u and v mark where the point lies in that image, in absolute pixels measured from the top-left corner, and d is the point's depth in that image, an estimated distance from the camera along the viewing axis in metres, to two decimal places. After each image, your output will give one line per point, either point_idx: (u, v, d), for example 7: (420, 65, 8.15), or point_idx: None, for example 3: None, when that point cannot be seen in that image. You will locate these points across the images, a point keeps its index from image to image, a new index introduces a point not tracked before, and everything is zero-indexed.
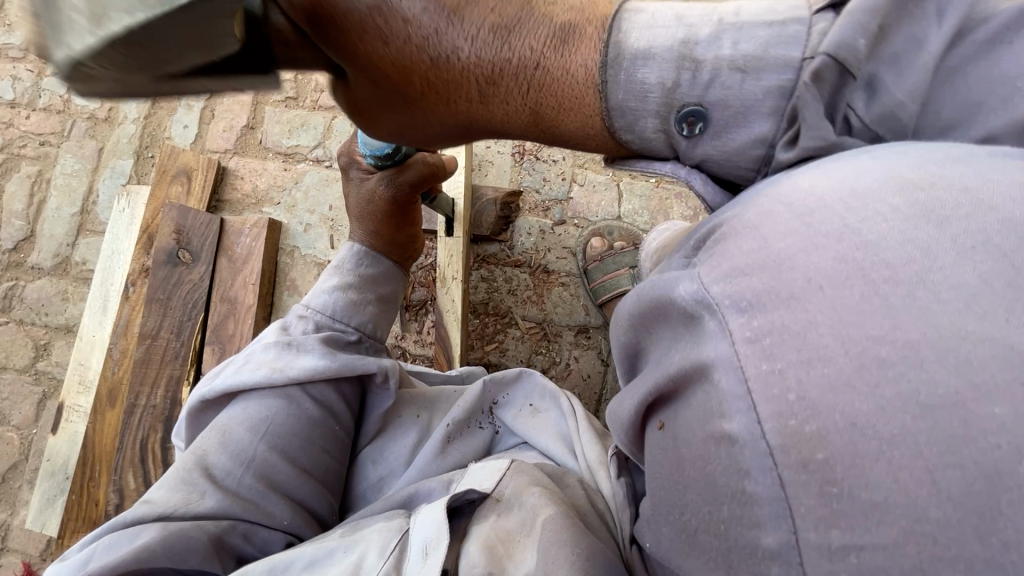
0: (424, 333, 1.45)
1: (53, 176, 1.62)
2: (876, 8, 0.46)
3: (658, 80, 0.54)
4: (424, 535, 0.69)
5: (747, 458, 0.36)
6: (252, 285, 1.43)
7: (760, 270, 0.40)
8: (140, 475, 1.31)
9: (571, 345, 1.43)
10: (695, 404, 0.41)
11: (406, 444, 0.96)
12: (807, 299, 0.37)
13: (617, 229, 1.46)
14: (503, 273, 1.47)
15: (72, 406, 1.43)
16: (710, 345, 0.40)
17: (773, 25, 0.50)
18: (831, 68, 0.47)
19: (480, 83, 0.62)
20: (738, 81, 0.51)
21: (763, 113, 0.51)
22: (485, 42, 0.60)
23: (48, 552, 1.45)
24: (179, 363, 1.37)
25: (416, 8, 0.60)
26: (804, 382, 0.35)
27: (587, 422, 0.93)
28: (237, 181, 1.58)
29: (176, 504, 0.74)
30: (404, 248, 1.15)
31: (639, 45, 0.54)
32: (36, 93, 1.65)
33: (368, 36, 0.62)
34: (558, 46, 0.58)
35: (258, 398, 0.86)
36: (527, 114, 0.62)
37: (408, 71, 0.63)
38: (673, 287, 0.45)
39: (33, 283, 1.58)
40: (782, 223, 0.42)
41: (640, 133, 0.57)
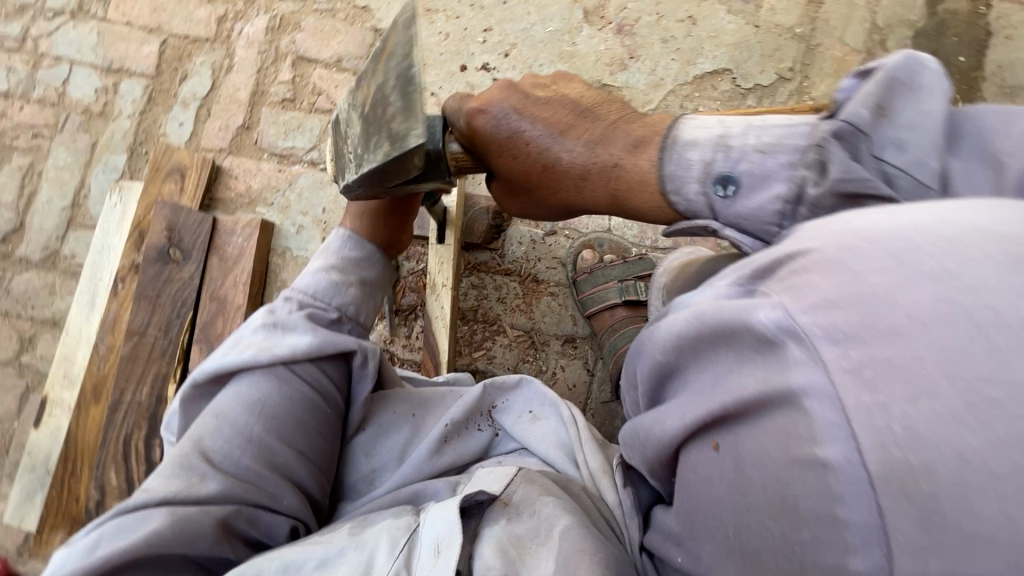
0: (413, 338, 1.46)
1: (45, 169, 1.61)
2: (874, 93, 0.64)
3: (699, 158, 0.74)
4: (436, 533, 0.71)
5: (838, 484, 0.37)
6: (243, 285, 1.44)
7: (855, 302, 0.40)
8: (123, 472, 1.31)
9: (558, 354, 1.45)
10: (775, 430, 0.42)
11: (398, 441, 0.98)
12: (908, 336, 0.37)
13: (607, 242, 1.49)
14: (492, 281, 1.48)
15: (55, 400, 1.42)
16: (798, 370, 0.41)
17: (788, 126, 0.71)
18: (846, 130, 0.64)
19: (576, 178, 0.83)
20: (760, 159, 0.70)
21: (782, 179, 0.68)
22: (582, 151, 0.82)
23: (25, 547, 1.44)
24: (165, 360, 1.37)
25: (533, 132, 0.84)
26: (910, 415, 0.35)
27: (588, 431, 0.98)
28: (230, 181, 1.59)
29: (176, 488, 0.73)
30: (394, 234, 1.12)
31: (688, 138, 0.76)
32: (30, 85, 1.64)
33: (503, 156, 0.85)
34: (633, 150, 0.79)
35: (250, 378, 0.88)
36: (607, 198, 0.83)
37: (527, 172, 0.85)
38: (751, 311, 0.45)
39: (21, 275, 1.57)
40: (873, 259, 0.42)
41: (685, 195, 0.75)
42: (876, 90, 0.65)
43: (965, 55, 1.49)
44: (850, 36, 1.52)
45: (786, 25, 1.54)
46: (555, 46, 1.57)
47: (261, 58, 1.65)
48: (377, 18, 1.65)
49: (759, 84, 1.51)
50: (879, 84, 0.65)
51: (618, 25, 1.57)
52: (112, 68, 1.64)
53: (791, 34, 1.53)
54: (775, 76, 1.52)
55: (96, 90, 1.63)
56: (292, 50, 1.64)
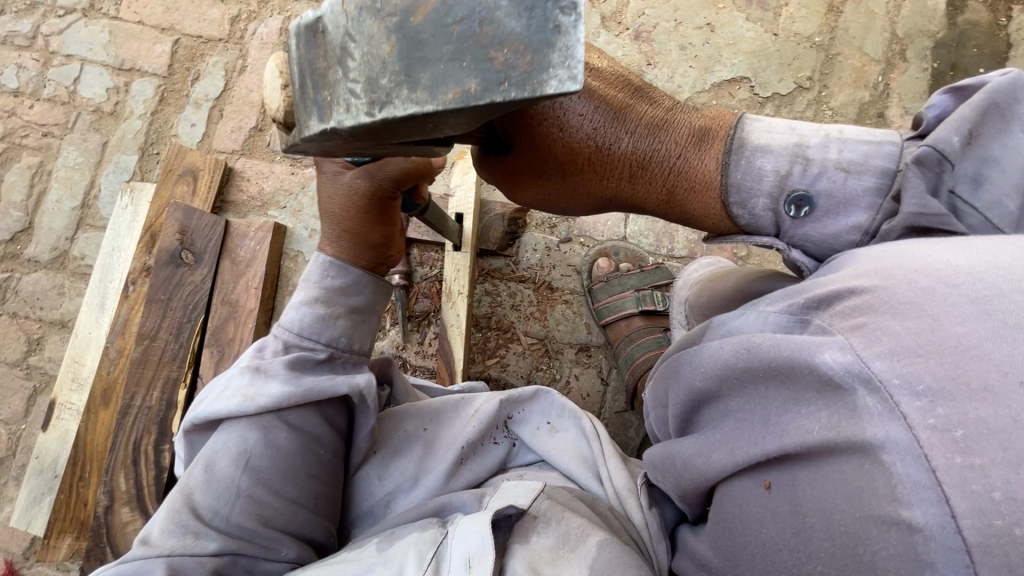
0: (426, 345, 1.45)
1: (55, 168, 1.59)
2: (967, 118, 0.62)
3: (773, 168, 0.69)
4: (467, 546, 0.70)
5: (932, 549, 0.39)
6: (255, 288, 1.43)
7: (938, 353, 0.43)
8: (132, 478, 1.29)
9: (572, 362, 1.43)
10: (847, 478, 0.45)
11: (412, 459, 0.98)
12: (1004, 396, 0.40)
13: (623, 250, 1.48)
14: (507, 288, 1.47)
15: (64, 403, 1.41)
16: (876, 423, 0.44)
17: (870, 143, 0.68)
18: (932, 156, 0.62)
19: (634, 166, 0.74)
20: (842, 178, 0.68)
21: (863, 206, 0.67)
22: (642, 136, 0.73)
23: (31, 550, 1.43)
24: (176, 364, 1.36)
25: (588, 106, 0.71)
26: (1011, 483, 0.37)
27: (611, 446, 0.97)
28: (243, 183, 1.57)
29: (173, 546, 0.74)
30: (380, 249, 1.01)
31: (760, 142, 0.70)
32: (41, 83, 1.62)
33: (548, 123, 0.70)
34: (697, 144, 0.72)
35: (239, 430, 0.84)
36: (661, 194, 0.76)
37: (575, 153, 0.73)
38: (818, 351, 0.49)
39: (29, 275, 1.55)
40: (955, 306, 0.45)
41: (751, 209, 0.71)
42: (970, 114, 0.62)
43: (984, 66, 1.48)
44: (870, 46, 1.51)
45: (805, 33, 1.53)
46: None
47: None
48: None
49: (777, 93, 1.50)
50: (975, 108, 0.62)
51: (636, 31, 1.55)
52: (123, 68, 1.63)
53: (809, 43, 1.52)
54: (793, 85, 1.51)
55: (107, 89, 1.62)
56: None
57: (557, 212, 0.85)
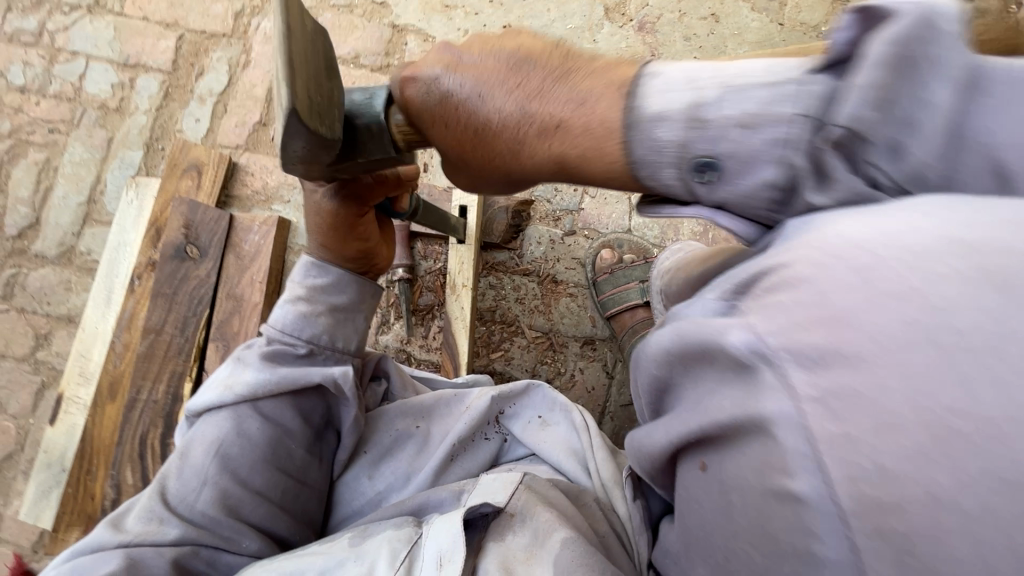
0: (430, 338, 1.45)
1: (61, 164, 1.60)
2: (877, 80, 0.48)
3: (673, 137, 0.55)
4: (439, 545, 0.71)
5: (813, 520, 0.36)
6: (259, 282, 1.43)
7: (826, 325, 0.38)
8: (139, 471, 1.30)
9: (577, 356, 1.43)
10: (751, 455, 0.41)
11: (407, 455, 0.98)
12: (874, 364, 0.35)
13: (627, 242, 1.46)
14: (511, 282, 1.46)
15: (71, 397, 1.42)
16: (773, 398, 0.39)
17: (774, 85, 0.53)
18: (845, 136, 0.49)
19: (511, 143, 0.62)
20: (745, 136, 0.53)
21: (769, 161, 0.53)
22: (518, 109, 0.61)
23: (40, 543, 1.44)
24: (182, 359, 1.36)
25: (461, 89, 0.63)
26: (878, 451, 0.34)
27: (600, 438, 0.96)
28: (247, 178, 1.58)
29: (136, 532, 0.75)
30: (360, 260, 0.99)
31: (655, 109, 0.56)
32: (47, 80, 1.63)
33: (433, 120, 0.65)
34: (582, 104, 0.59)
35: (215, 418, 0.86)
36: (552, 163, 0.61)
37: (459, 139, 0.64)
38: (723, 333, 0.43)
39: (36, 271, 1.56)
40: (840, 277, 0.39)
41: (660, 181, 0.58)
42: (874, 75, 0.48)
43: None
44: None
45: (811, 23, 1.51)
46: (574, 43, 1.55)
47: None
48: (394, 14, 1.62)
49: None
50: (881, 66, 0.48)
51: (639, 22, 1.54)
52: (128, 63, 1.63)
53: (816, 32, 1.51)
54: None
55: (112, 85, 1.62)
56: None
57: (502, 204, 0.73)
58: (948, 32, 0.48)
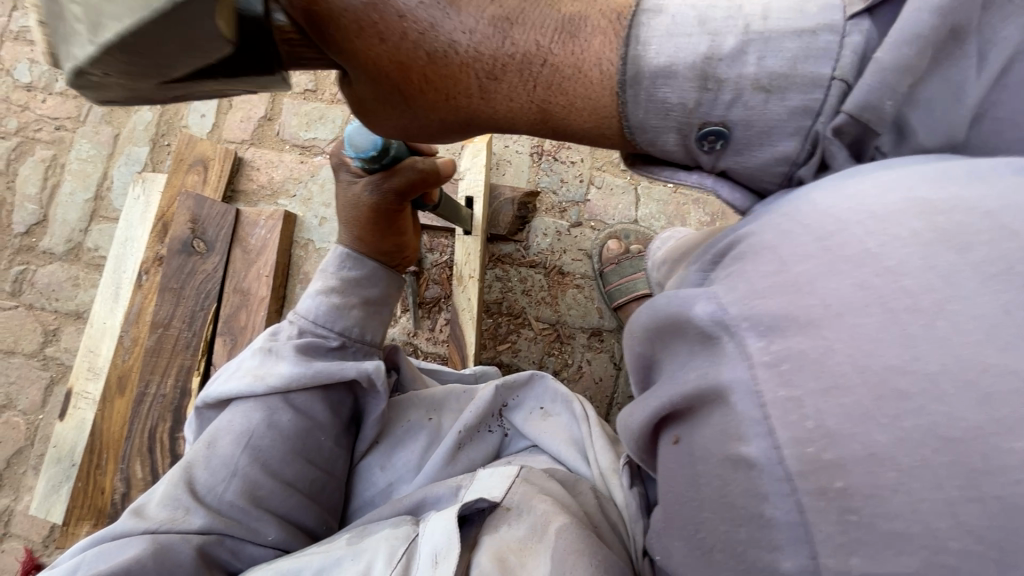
0: (436, 331, 1.44)
1: (68, 161, 1.61)
2: (905, 62, 0.46)
3: (679, 99, 0.53)
4: (434, 542, 0.71)
5: (764, 481, 0.38)
6: (266, 276, 1.43)
7: (780, 292, 0.40)
8: (148, 465, 1.30)
9: (584, 347, 1.42)
10: (712, 425, 0.42)
11: (416, 449, 0.97)
12: (823, 326, 0.37)
13: (633, 233, 1.46)
14: (518, 273, 1.46)
15: (80, 392, 1.42)
16: (728, 365, 0.41)
17: (801, 34, 0.49)
18: (852, 126, 0.49)
19: (481, 76, 0.61)
20: (761, 100, 0.51)
21: (790, 133, 0.51)
22: (486, 34, 0.60)
23: (51, 538, 1.44)
24: (190, 353, 1.36)
25: (411, 3, 0.60)
26: (822, 411, 0.36)
27: (599, 427, 0.95)
28: (252, 172, 1.58)
29: (163, 519, 0.74)
30: (392, 255, 1.09)
31: (661, 62, 0.53)
32: (53, 77, 1.64)
33: (365, 33, 0.61)
34: (568, 38, 0.58)
35: (244, 408, 0.86)
36: (533, 110, 0.61)
37: (402, 68, 0.62)
38: (689, 305, 0.44)
39: (44, 267, 1.57)
40: (800, 245, 0.42)
41: (662, 146, 0.57)
42: (903, 55, 0.46)
43: None
44: None
45: None
46: None
47: None
48: None
49: None
50: (919, 40, 0.46)
51: None
52: None
53: None
54: None
55: None
56: None
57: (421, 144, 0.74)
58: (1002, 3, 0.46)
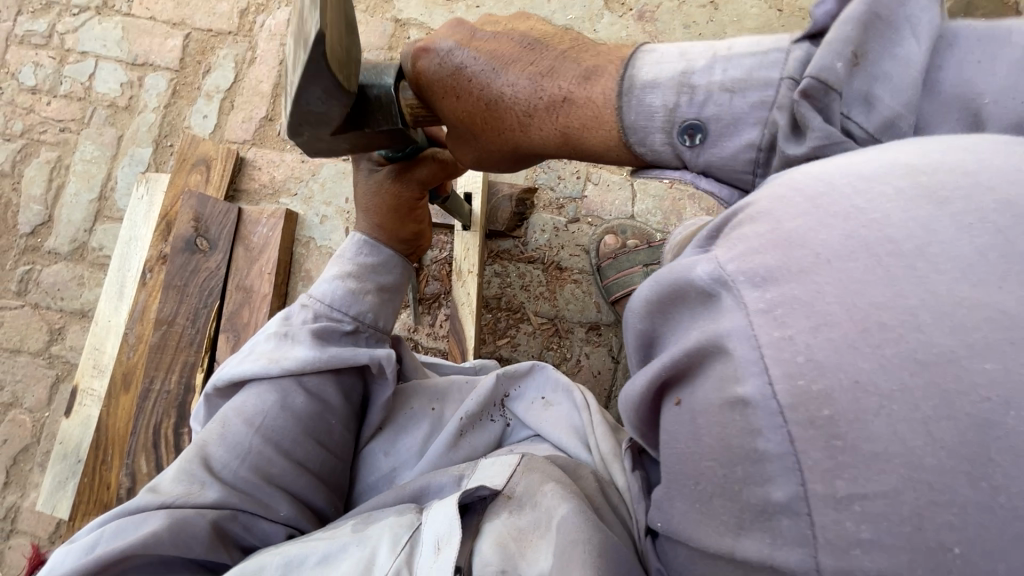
0: (437, 326, 1.46)
1: (73, 163, 1.63)
2: (849, 37, 0.53)
3: (662, 103, 0.64)
4: (436, 531, 0.72)
5: (759, 418, 0.37)
6: (269, 273, 1.45)
7: (773, 247, 0.40)
8: (153, 460, 1.32)
9: (583, 341, 1.44)
10: (712, 378, 0.41)
11: (418, 436, 1.00)
12: (814, 273, 0.37)
13: (630, 228, 1.48)
14: (516, 269, 1.48)
15: (85, 389, 1.44)
16: (728, 317, 0.40)
17: (755, 53, 0.60)
18: (816, 88, 0.54)
19: (520, 115, 0.73)
20: (727, 99, 0.60)
21: (752, 123, 0.60)
22: (526, 86, 0.72)
23: (57, 534, 1.46)
24: (194, 350, 1.38)
25: (477, 68, 0.75)
26: (811, 346, 0.35)
27: (600, 415, 0.98)
28: (254, 172, 1.60)
29: (178, 493, 0.76)
30: (411, 242, 1.14)
31: (647, 77, 0.65)
32: (57, 80, 1.66)
33: (447, 93, 0.78)
34: (584, 81, 0.69)
35: (259, 389, 0.89)
36: (556, 136, 0.72)
37: (472, 116, 0.77)
38: (690, 269, 0.44)
39: (49, 267, 1.59)
40: (793, 205, 0.41)
41: (651, 146, 0.66)
42: (848, 31, 0.53)
43: None
44: None
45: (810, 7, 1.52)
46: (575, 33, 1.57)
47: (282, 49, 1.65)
48: (397, 8, 1.64)
49: None
50: (853, 23, 0.53)
51: (639, 11, 1.56)
52: (136, 62, 1.66)
53: None
54: None
55: (121, 84, 1.65)
56: None
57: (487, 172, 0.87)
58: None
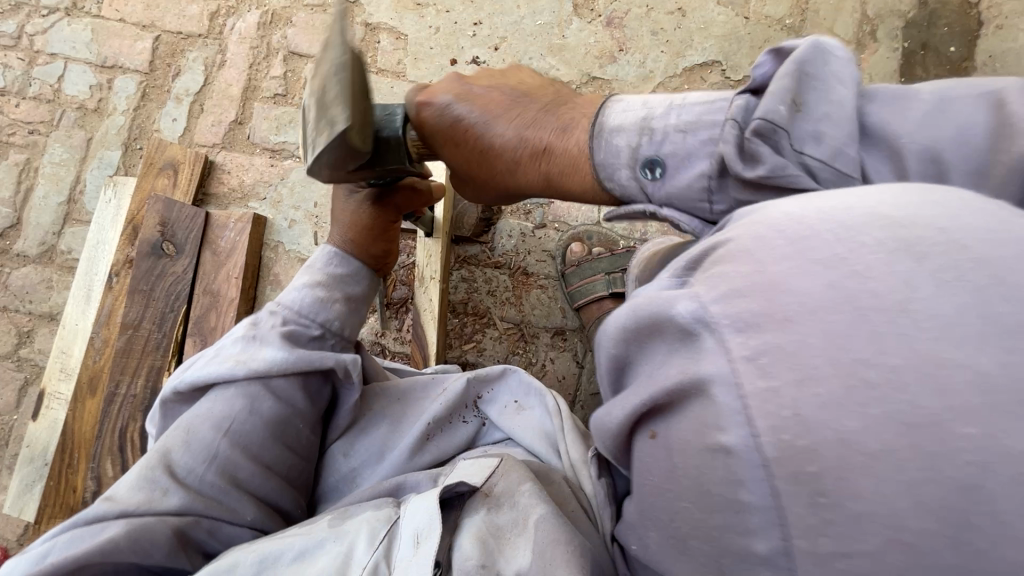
0: (403, 331, 1.48)
1: (41, 165, 1.63)
2: (788, 88, 0.61)
3: (626, 144, 0.72)
4: (415, 523, 0.73)
5: (740, 469, 0.37)
6: (235, 279, 1.45)
7: (758, 292, 0.38)
8: (119, 463, 1.33)
9: (548, 346, 1.46)
10: (690, 417, 0.41)
11: (379, 438, 1.00)
12: (799, 323, 0.36)
13: (596, 235, 1.48)
14: (483, 275, 1.50)
15: (53, 393, 1.44)
16: (709, 358, 0.39)
17: (706, 103, 0.69)
18: (766, 127, 0.61)
19: (511, 161, 0.81)
20: (681, 140, 0.69)
21: (705, 157, 0.67)
22: (518, 135, 0.80)
23: (25, 536, 1.47)
24: (160, 353, 1.39)
25: (472, 118, 0.82)
26: (799, 400, 0.34)
27: (571, 421, 0.98)
28: (223, 176, 1.61)
29: (137, 502, 0.76)
30: (379, 261, 1.15)
31: (614, 124, 0.74)
32: (26, 82, 1.66)
33: (449, 139, 0.84)
34: (563, 133, 0.78)
35: (226, 391, 0.88)
36: (542, 178, 0.81)
37: (471, 156, 0.84)
38: (670, 304, 0.42)
39: (18, 270, 1.59)
40: (777, 251, 0.40)
41: (618, 180, 0.74)
42: (786, 83, 0.61)
43: (955, 45, 1.46)
44: (841, 27, 1.51)
45: (776, 16, 1.53)
46: (544, 40, 1.58)
47: (252, 54, 1.65)
48: (367, 12, 1.64)
49: (749, 75, 1.51)
50: (789, 76, 0.62)
51: (607, 18, 1.57)
52: (105, 65, 1.66)
53: (780, 26, 1.52)
54: None
55: (90, 86, 1.65)
56: (283, 45, 1.65)
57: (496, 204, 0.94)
58: (837, 57, 0.64)
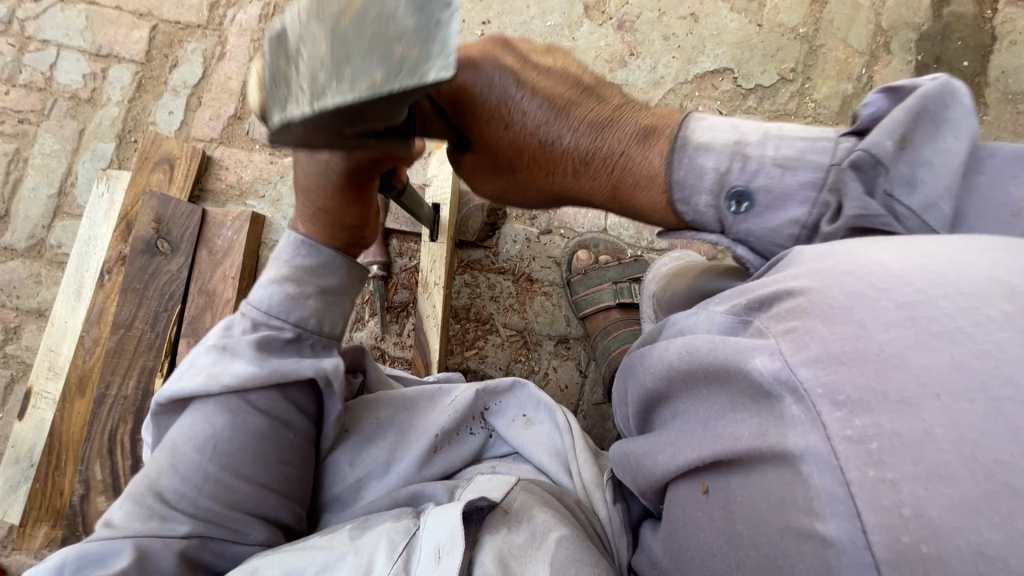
0: (403, 336, 1.45)
1: (31, 155, 1.58)
2: (899, 123, 0.61)
3: (713, 166, 0.69)
4: (437, 537, 0.70)
5: (843, 564, 0.37)
6: (232, 279, 1.41)
7: (860, 361, 0.40)
8: (108, 467, 1.28)
9: (551, 354, 1.43)
10: (772, 481, 0.43)
11: (384, 447, 0.96)
12: (920, 407, 0.37)
13: (603, 242, 1.46)
14: (486, 280, 1.47)
15: (40, 392, 1.40)
16: (797, 431, 0.41)
17: (807, 139, 0.67)
18: (866, 160, 0.61)
19: (576, 163, 0.73)
20: (778, 174, 0.67)
21: (799, 202, 0.66)
22: (585, 133, 0.72)
23: (9, 538, 1.43)
24: (152, 354, 1.35)
25: (533, 105, 0.71)
26: (921, 499, 0.35)
27: (583, 440, 0.96)
28: (221, 172, 1.56)
29: (136, 527, 0.73)
30: (354, 231, 0.96)
31: (701, 140, 0.70)
32: (17, 69, 1.60)
33: (494, 122, 0.72)
34: (643, 141, 0.72)
35: (203, 409, 0.82)
36: (608, 188, 0.74)
37: (522, 149, 0.73)
38: (748, 357, 0.46)
39: (6, 264, 1.54)
40: (882, 312, 0.42)
41: (694, 205, 0.70)
42: (899, 117, 0.61)
43: (969, 59, 1.45)
44: (854, 37, 1.49)
45: (789, 24, 1.51)
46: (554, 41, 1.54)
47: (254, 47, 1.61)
48: None
49: (760, 84, 1.49)
50: (908, 111, 0.61)
51: (619, 21, 1.54)
52: (100, 53, 1.60)
53: (794, 35, 1.50)
54: (776, 77, 1.49)
55: (84, 75, 1.60)
56: None
57: (516, 207, 0.85)
58: (963, 103, 0.62)
